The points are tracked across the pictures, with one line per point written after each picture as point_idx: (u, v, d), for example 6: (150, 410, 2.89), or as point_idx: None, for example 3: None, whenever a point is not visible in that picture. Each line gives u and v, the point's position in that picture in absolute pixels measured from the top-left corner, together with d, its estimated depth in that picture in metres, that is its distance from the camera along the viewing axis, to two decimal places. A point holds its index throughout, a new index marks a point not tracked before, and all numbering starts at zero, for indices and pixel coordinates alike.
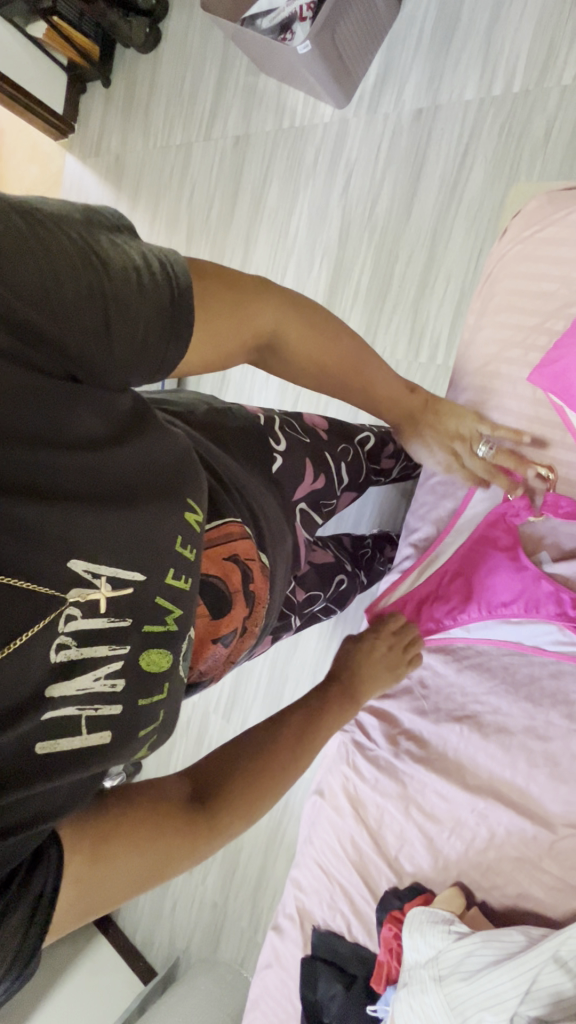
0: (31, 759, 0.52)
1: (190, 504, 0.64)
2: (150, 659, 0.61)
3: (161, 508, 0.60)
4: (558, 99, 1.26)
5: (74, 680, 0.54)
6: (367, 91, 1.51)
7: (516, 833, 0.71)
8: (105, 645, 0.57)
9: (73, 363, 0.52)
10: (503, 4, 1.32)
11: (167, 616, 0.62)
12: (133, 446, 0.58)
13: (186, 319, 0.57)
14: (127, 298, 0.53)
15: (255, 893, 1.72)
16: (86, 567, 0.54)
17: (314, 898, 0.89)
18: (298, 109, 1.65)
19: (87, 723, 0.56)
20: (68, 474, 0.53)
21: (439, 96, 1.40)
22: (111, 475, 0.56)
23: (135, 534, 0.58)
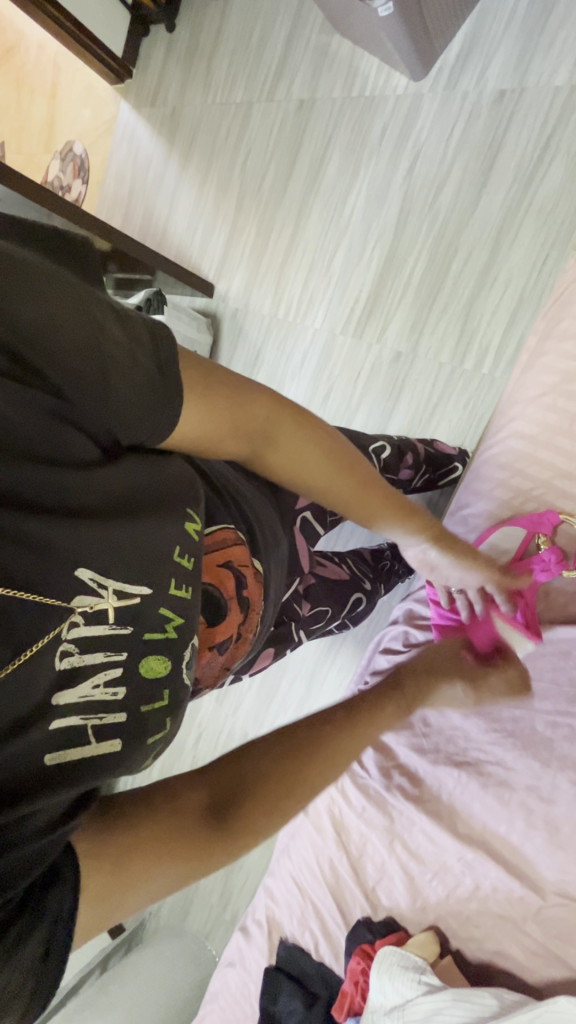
0: (44, 768, 0.50)
1: (189, 517, 0.62)
2: (149, 666, 0.58)
3: (161, 521, 0.58)
4: None
5: (76, 688, 0.52)
6: (447, 64, 1.39)
7: (502, 891, 0.68)
8: (105, 649, 0.54)
9: (70, 394, 0.52)
10: None
11: (172, 623, 0.60)
12: (129, 464, 0.57)
13: (173, 392, 0.58)
14: (120, 358, 0.54)
15: (228, 874, 1.75)
16: (92, 577, 0.52)
17: (284, 910, 0.89)
18: (370, 77, 1.53)
19: (94, 730, 0.54)
20: (69, 494, 0.52)
21: (526, 79, 1.28)
22: (110, 493, 0.55)
23: (137, 545, 0.56)
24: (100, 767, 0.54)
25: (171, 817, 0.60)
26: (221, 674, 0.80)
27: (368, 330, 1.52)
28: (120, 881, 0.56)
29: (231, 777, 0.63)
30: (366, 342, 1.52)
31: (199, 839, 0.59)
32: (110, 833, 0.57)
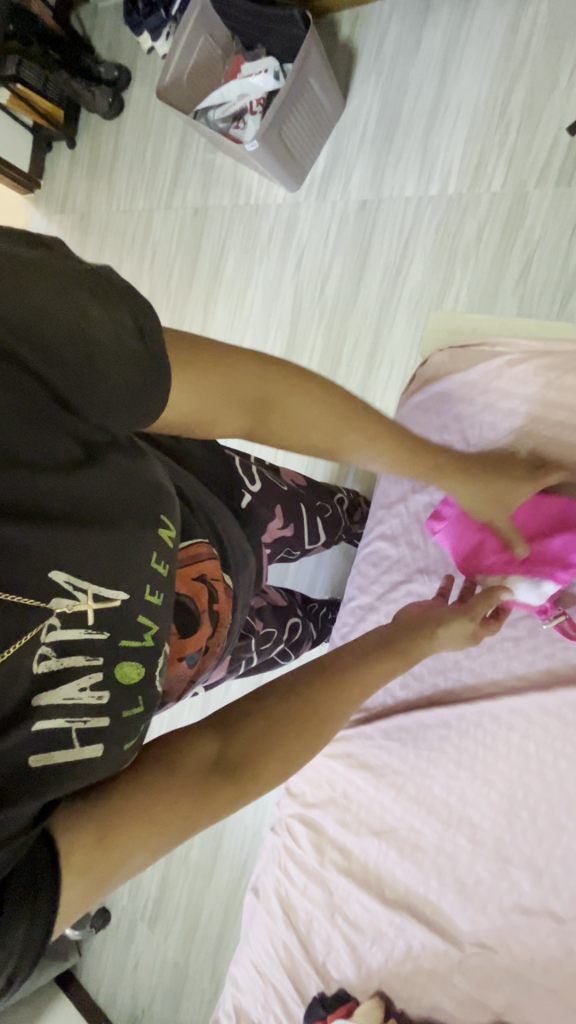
0: (26, 770, 0.48)
1: (164, 523, 0.60)
2: (125, 672, 0.56)
3: (138, 527, 0.57)
4: (488, 204, 1.31)
5: (59, 692, 0.50)
6: (317, 176, 1.57)
7: (430, 948, 0.75)
8: (84, 655, 0.52)
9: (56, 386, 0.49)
10: (438, 111, 1.38)
11: (146, 630, 0.58)
12: (114, 469, 0.55)
13: (163, 376, 0.55)
14: (107, 334, 0.51)
15: (216, 954, 1.74)
16: (67, 579, 0.51)
17: (249, 998, 0.92)
18: (253, 188, 1.71)
19: (79, 733, 0.52)
20: (48, 494, 0.49)
21: (382, 189, 1.47)
22: (90, 491, 0.52)
23: (115, 545, 0.54)
24: (80, 775, 0.52)
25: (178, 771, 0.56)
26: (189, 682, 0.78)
27: None
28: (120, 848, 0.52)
29: (233, 727, 0.60)
30: None
31: (206, 790, 0.56)
32: (93, 812, 0.52)
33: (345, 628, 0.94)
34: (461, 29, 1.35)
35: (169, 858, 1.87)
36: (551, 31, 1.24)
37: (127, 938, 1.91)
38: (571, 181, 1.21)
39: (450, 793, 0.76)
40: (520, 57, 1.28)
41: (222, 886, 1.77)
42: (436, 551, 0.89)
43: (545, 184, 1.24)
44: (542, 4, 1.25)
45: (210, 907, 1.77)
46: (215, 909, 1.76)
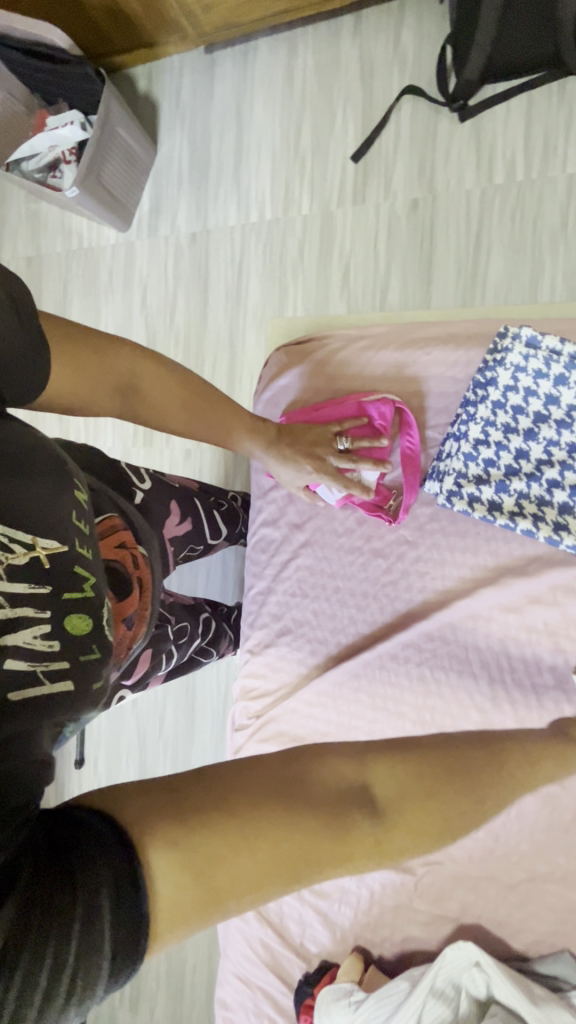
0: (5, 704, 0.48)
1: (75, 486, 0.67)
2: (73, 622, 0.58)
3: (53, 484, 0.63)
4: (303, 225, 1.47)
5: (18, 634, 0.52)
6: (144, 216, 1.65)
7: (389, 884, 0.81)
8: (34, 603, 0.55)
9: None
10: (242, 150, 1.53)
11: (84, 581, 0.61)
12: (12, 429, 0.61)
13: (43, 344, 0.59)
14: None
15: (209, 1005, 1.67)
16: (0, 530, 0.55)
17: (241, 1012, 0.90)
18: (84, 231, 1.74)
19: (45, 671, 0.53)
20: None
21: (208, 221, 1.58)
22: (1, 443, 0.58)
23: (36, 498, 0.59)
24: (49, 710, 0.52)
25: (297, 798, 0.45)
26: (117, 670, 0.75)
27: (156, 434, 1.59)
28: (210, 856, 0.41)
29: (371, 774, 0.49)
30: (158, 447, 1.59)
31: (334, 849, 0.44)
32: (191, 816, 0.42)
33: (251, 616, 0.94)
34: (245, 79, 1.51)
35: None
36: (320, 77, 1.44)
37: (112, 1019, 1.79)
38: (364, 198, 1.40)
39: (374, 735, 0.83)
40: (300, 99, 1.46)
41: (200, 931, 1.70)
42: None
43: (345, 203, 1.42)
44: (308, 55, 1.44)
45: (192, 956, 1.70)
46: (198, 961, 1.69)
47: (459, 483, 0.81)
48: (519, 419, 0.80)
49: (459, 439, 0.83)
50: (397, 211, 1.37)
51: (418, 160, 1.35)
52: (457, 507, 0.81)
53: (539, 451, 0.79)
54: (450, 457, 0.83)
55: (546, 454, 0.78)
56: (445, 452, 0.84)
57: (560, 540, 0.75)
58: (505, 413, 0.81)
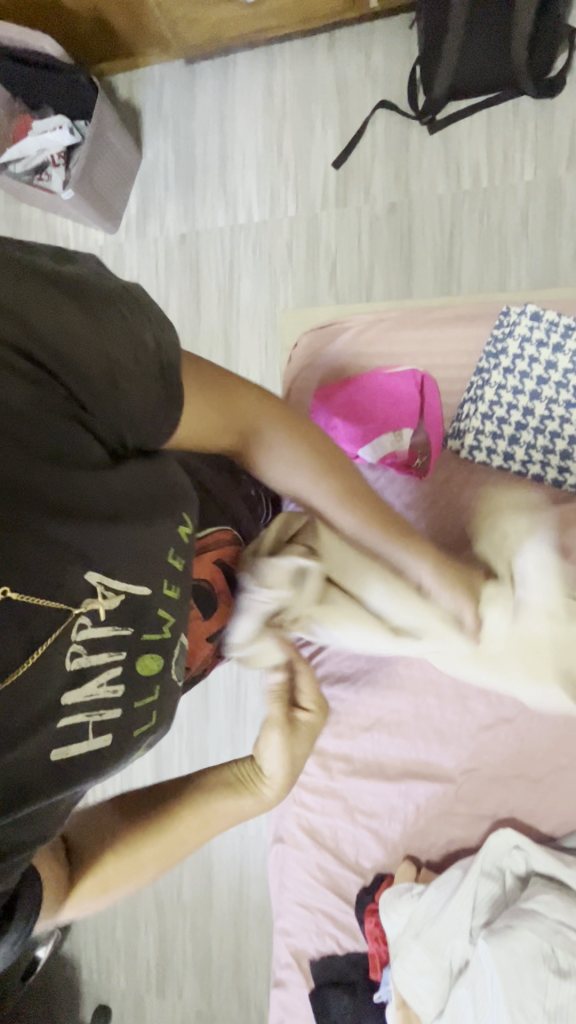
0: (48, 765, 0.56)
1: (183, 518, 0.67)
2: (144, 662, 0.64)
3: (160, 523, 0.63)
4: (290, 227, 1.58)
5: (82, 687, 0.58)
6: (132, 218, 1.72)
7: (433, 796, 0.93)
8: (111, 650, 0.60)
9: (86, 385, 0.55)
10: (227, 157, 1.63)
11: (162, 625, 0.65)
12: (131, 470, 0.61)
13: (178, 382, 0.62)
14: (123, 343, 0.57)
15: (237, 975, 1.74)
16: (99, 580, 0.57)
17: (302, 935, 0.99)
18: (69, 233, 1.78)
19: (94, 726, 0.60)
20: (88, 493, 0.56)
21: (197, 223, 1.66)
22: (119, 488, 0.59)
23: (140, 546, 0.61)
24: (97, 756, 0.61)
25: (205, 812, 0.84)
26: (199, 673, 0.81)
27: None
28: (125, 864, 0.79)
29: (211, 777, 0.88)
30: None
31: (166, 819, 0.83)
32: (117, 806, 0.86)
33: None
34: (226, 91, 1.61)
35: (162, 906, 1.81)
36: (298, 90, 1.55)
37: (138, 1006, 1.82)
38: (346, 202, 1.53)
39: (411, 667, 0.95)
40: (281, 110, 1.57)
41: (225, 906, 1.75)
42: None
43: (328, 206, 1.55)
44: (286, 69, 1.56)
45: (218, 931, 1.75)
46: (224, 935, 1.75)
47: (478, 439, 0.98)
48: (524, 382, 0.97)
49: (476, 401, 0.97)
50: (377, 213, 1.51)
51: (394, 168, 1.49)
52: (477, 457, 0.98)
53: (541, 408, 0.96)
54: (470, 416, 0.98)
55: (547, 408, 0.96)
56: (465, 412, 0.99)
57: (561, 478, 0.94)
58: (512, 379, 0.96)
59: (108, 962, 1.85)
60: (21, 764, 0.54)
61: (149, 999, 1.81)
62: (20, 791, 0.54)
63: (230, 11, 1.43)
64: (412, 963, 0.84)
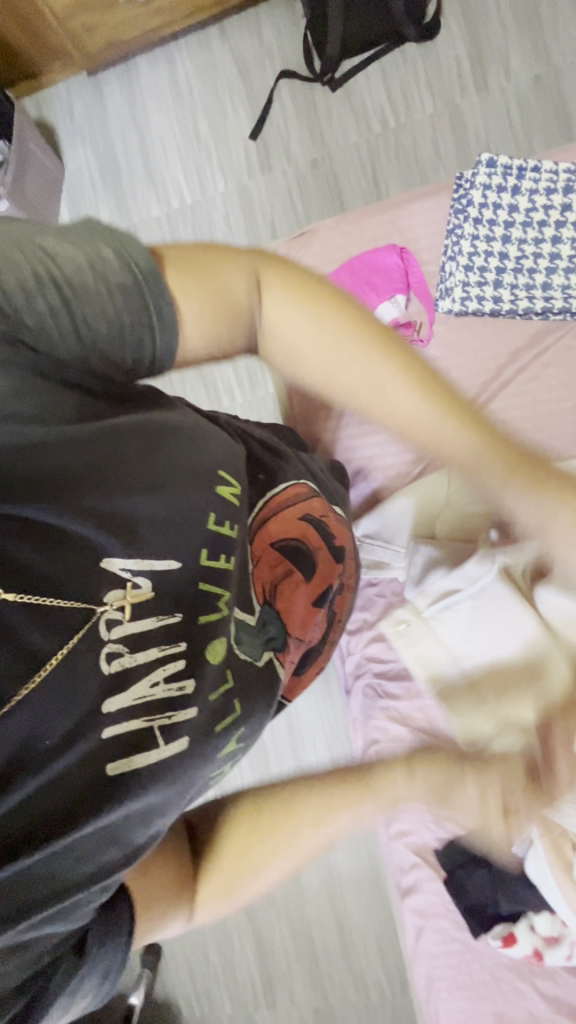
0: (104, 781, 0.50)
1: (221, 483, 0.64)
2: (212, 646, 0.59)
3: (187, 492, 0.60)
4: (222, 201, 1.65)
5: (131, 690, 0.52)
6: None
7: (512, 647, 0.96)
8: (156, 643, 0.55)
9: (59, 344, 0.51)
10: (148, 152, 1.70)
11: (218, 600, 0.61)
12: (133, 438, 0.56)
13: (161, 290, 0.55)
14: (83, 285, 0.51)
15: (347, 962, 1.61)
16: (123, 567, 0.54)
17: (420, 829, 0.99)
18: None
19: (161, 731, 0.54)
20: (77, 460, 0.52)
21: (132, 217, 1.71)
22: (119, 452, 0.55)
23: (163, 515, 0.57)
24: (165, 768, 0.54)
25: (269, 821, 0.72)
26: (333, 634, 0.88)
27: None
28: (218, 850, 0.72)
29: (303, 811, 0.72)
30: None
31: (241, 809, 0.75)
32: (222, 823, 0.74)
33: None
34: (134, 92, 1.70)
35: (251, 911, 1.67)
36: (202, 78, 1.65)
37: None
38: (271, 167, 1.62)
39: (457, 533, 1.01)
40: (189, 99, 1.66)
41: (317, 891, 1.63)
42: None
43: (255, 174, 1.63)
44: (186, 62, 1.66)
45: (317, 918, 1.62)
46: (324, 922, 1.62)
47: (466, 290, 0.94)
48: (494, 228, 0.94)
49: (455, 257, 0.95)
50: (301, 171, 1.60)
51: (307, 128, 1.60)
52: (471, 309, 0.95)
53: (515, 251, 0.94)
54: (452, 273, 0.95)
55: (523, 252, 0.94)
56: (447, 269, 0.97)
57: (551, 311, 0.93)
58: (484, 225, 0.94)
59: (207, 994, 1.68)
60: (63, 783, 0.48)
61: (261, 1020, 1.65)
62: (68, 810, 0.48)
63: (124, 14, 1.53)
64: None
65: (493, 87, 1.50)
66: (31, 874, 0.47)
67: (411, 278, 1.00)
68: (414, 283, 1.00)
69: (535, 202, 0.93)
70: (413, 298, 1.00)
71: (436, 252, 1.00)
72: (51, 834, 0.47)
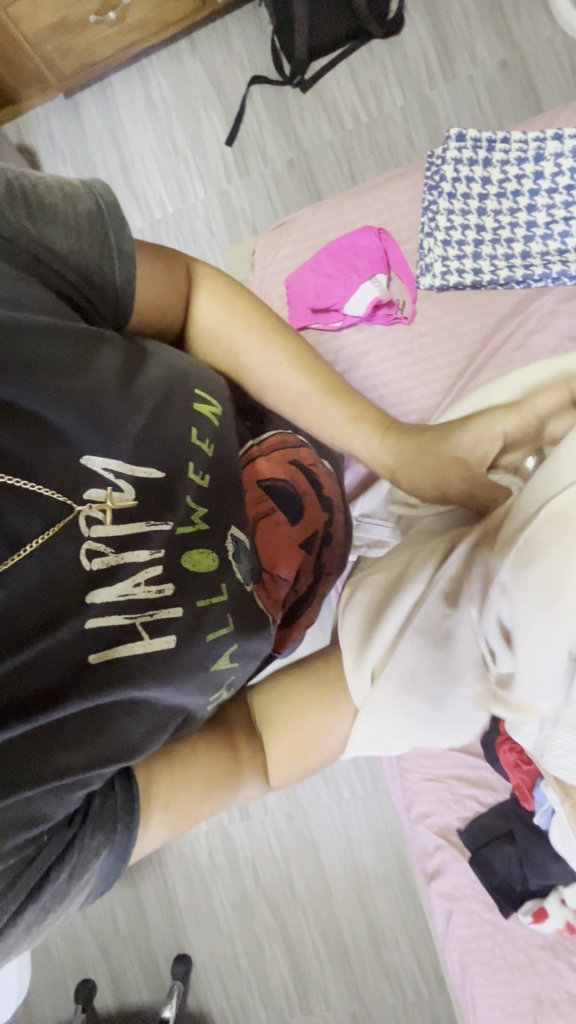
0: (84, 664, 0.47)
1: (199, 401, 0.64)
2: (195, 558, 0.56)
3: (165, 401, 0.60)
4: (203, 207, 1.68)
5: (114, 585, 0.50)
6: None
7: None
8: (141, 541, 0.52)
9: (28, 245, 0.55)
10: (128, 165, 1.73)
11: (193, 513, 0.58)
12: (105, 348, 0.57)
13: (122, 223, 0.60)
14: (53, 207, 0.56)
15: (380, 962, 1.58)
16: (104, 466, 0.52)
17: (442, 810, 0.98)
18: None
19: (144, 625, 0.50)
20: (46, 353, 0.52)
21: None
22: (89, 355, 0.56)
23: (142, 423, 0.57)
24: (153, 668, 0.50)
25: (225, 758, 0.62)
26: (324, 588, 0.80)
27: None
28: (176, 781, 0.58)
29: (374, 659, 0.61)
30: None
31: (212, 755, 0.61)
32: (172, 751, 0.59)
33: None
34: (111, 110, 1.74)
35: (280, 915, 1.64)
36: (176, 91, 1.69)
37: None
38: (249, 170, 1.65)
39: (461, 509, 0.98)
40: (165, 112, 1.70)
41: (345, 889, 1.60)
42: None
43: (234, 179, 1.66)
44: (160, 77, 1.70)
45: (347, 918, 1.59)
46: (353, 921, 1.59)
47: (446, 264, 0.95)
48: (469, 202, 0.95)
49: (433, 232, 0.96)
50: (278, 171, 1.63)
51: (281, 129, 1.62)
52: (452, 282, 0.95)
53: (492, 222, 0.96)
54: (431, 247, 0.96)
55: (499, 222, 0.95)
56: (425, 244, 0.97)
57: (532, 278, 0.92)
58: (458, 200, 0.96)
59: (241, 1003, 1.65)
60: (44, 668, 0.45)
61: None
62: (49, 693, 0.45)
63: (97, 36, 1.57)
64: (558, 749, 0.76)
65: (461, 74, 1.52)
66: (15, 757, 0.44)
67: (390, 261, 1.01)
68: (393, 265, 1.01)
69: (507, 172, 0.94)
70: (394, 277, 1.01)
71: (414, 230, 1.01)
72: (30, 711, 0.44)
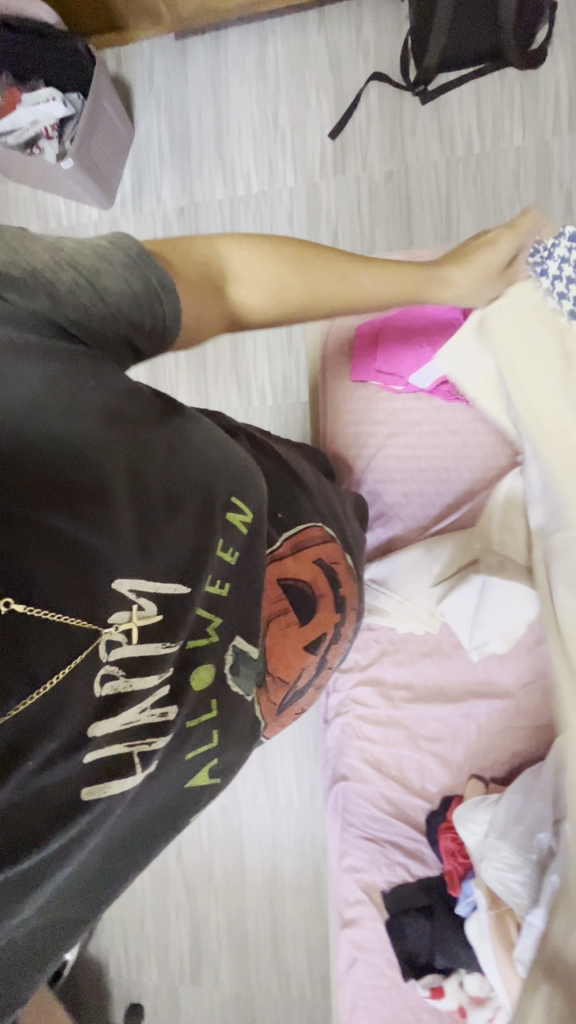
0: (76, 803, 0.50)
1: (236, 506, 0.65)
2: (198, 678, 0.62)
3: (203, 513, 0.60)
4: (289, 194, 1.61)
5: (119, 716, 0.52)
6: (127, 194, 1.71)
7: (494, 713, 1.06)
8: (154, 670, 0.55)
9: (91, 320, 0.52)
10: (221, 128, 1.65)
11: (209, 627, 0.62)
12: (156, 450, 0.58)
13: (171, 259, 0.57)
14: (104, 263, 0.53)
15: (275, 957, 1.67)
16: (130, 588, 0.53)
17: (373, 869, 1.09)
18: (62, 211, 1.75)
19: (139, 758, 0.55)
20: (98, 463, 0.52)
21: (195, 195, 1.67)
22: (139, 461, 0.56)
23: (177, 536, 0.58)
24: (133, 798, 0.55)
25: None
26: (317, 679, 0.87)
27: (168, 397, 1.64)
28: None
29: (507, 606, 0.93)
30: None
31: None
32: None
33: None
34: (218, 64, 1.64)
35: (192, 893, 1.72)
36: (291, 62, 1.59)
37: (171, 1003, 1.74)
38: (345, 170, 1.57)
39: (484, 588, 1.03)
40: (275, 84, 1.61)
41: (258, 887, 1.68)
42: (379, 444, 1.12)
43: (327, 175, 1.58)
44: (278, 44, 1.60)
45: (253, 911, 1.68)
46: (259, 914, 1.67)
47: None
48: None
49: None
50: (375, 181, 1.55)
51: (389, 135, 1.54)
52: None
53: None
54: None
55: None
56: None
57: None
58: None
59: (137, 961, 1.75)
60: (25, 812, 0.46)
61: (183, 994, 1.72)
62: (32, 836, 0.46)
63: None
64: (497, 864, 0.91)
65: None
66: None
67: None
68: None
69: None
70: None
71: None
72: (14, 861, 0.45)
